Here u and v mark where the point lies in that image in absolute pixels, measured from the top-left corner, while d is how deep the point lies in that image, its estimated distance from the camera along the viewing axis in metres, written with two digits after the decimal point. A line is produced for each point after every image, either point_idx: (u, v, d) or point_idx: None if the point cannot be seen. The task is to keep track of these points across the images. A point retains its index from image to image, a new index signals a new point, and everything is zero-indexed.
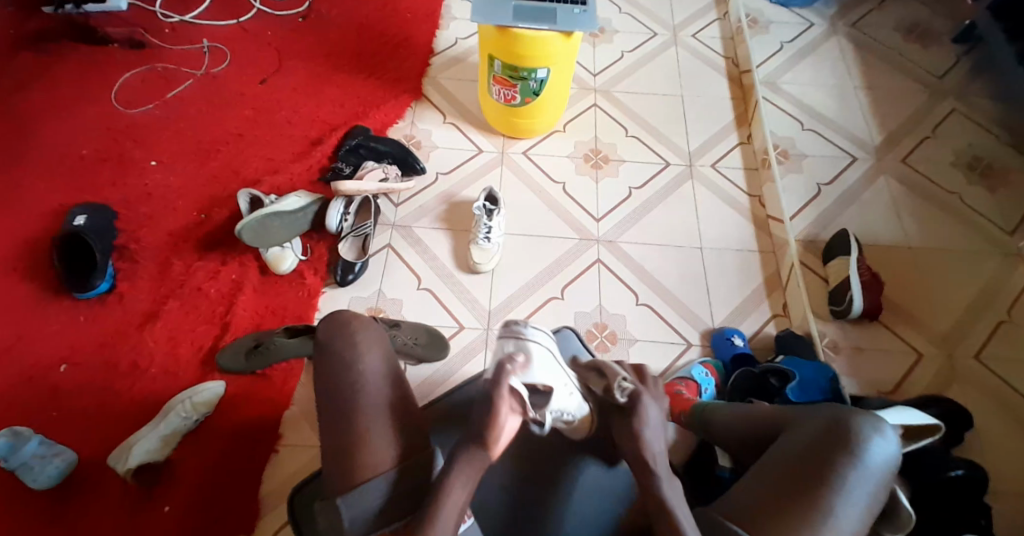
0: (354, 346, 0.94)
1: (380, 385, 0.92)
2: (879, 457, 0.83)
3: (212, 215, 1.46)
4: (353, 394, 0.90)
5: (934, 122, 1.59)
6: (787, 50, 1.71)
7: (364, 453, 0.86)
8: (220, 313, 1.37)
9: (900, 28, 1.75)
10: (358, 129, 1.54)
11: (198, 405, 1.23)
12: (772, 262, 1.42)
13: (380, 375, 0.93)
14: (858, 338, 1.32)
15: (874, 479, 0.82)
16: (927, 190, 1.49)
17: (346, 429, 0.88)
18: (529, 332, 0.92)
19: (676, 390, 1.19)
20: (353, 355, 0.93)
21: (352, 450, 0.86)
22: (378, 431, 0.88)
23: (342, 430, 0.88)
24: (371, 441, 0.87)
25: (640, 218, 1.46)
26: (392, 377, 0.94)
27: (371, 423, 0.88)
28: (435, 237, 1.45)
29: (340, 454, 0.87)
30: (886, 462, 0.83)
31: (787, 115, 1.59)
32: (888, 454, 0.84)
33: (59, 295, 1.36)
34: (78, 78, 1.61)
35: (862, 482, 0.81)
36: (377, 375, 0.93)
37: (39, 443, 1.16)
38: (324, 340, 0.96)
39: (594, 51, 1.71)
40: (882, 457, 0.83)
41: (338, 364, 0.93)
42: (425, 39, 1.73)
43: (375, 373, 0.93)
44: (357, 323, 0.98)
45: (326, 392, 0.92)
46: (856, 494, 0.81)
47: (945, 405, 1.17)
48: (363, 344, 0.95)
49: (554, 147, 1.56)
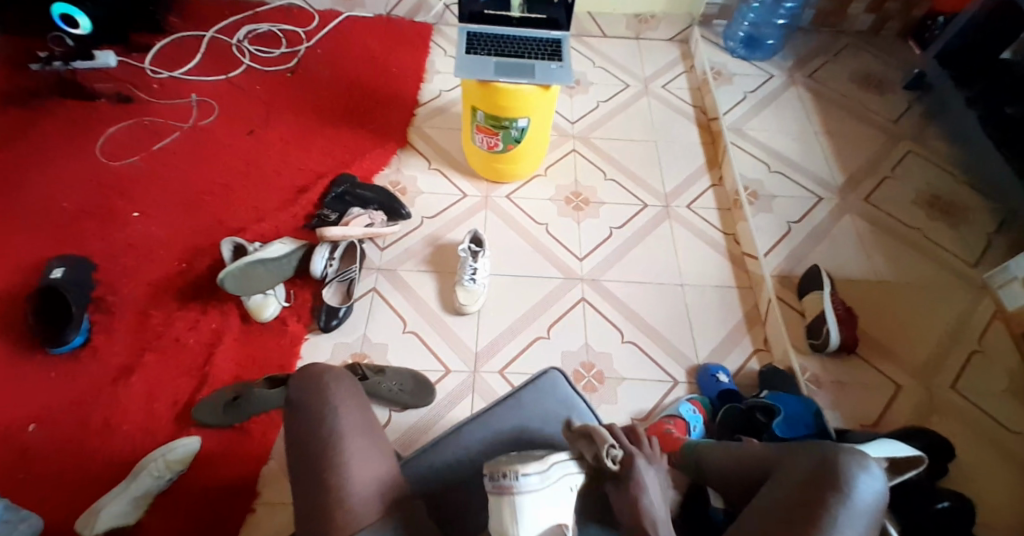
0: (329, 398, 0.88)
1: (359, 439, 0.86)
2: (867, 494, 0.81)
3: (194, 263, 1.46)
4: (328, 447, 0.85)
5: (892, 162, 1.68)
6: (751, 99, 1.82)
7: (346, 507, 0.81)
8: (199, 364, 1.34)
9: (854, 78, 1.88)
10: (344, 176, 1.57)
11: (171, 463, 1.19)
12: (751, 298, 1.46)
13: (357, 429, 0.87)
14: (838, 373, 1.34)
15: (866, 517, 0.80)
16: (891, 227, 1.56)
17: (322, 486, 0.83)
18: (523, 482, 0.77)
19: (665, 428, 1.18)
20: (329, 408, 0.87)
21: (330, 506, 0.81)
22: (356, 488, 0.83)
23: (317, 489, 0.82)
24: (352, 495, 0.82)
25: (622, 256, 1.50)
26: (371, 430, 0.88)
27: (351, 476, 0.83)
28: (420, 278, 1.46)
29: (317, 511, 0.81)
30: (875, 499, 0.82)
31: (756, 159, 1.67)
32: (876, 491, 0.82)
33: (32, 350, 1.32)
34: (63, 133, 1.62)
35: (852, 520, 0.80)
36: (355, 427, 0.87)
37: (5, 507, 1.07)
38: (295, 393, 0.90)
39: (571, 101, 1.79)
40: (869, 495, 0.81)
41: (311, 418, 0.87)
42: (409, 92, 1.79)
43: (352, 427, 0.87)
44: (332, 376, 0.91)
45: (299, 450, 0.86)
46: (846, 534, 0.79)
47: (928, 437, 1.18)
48: (338, 398, 0.89)
49: (536, 191, 1.61)
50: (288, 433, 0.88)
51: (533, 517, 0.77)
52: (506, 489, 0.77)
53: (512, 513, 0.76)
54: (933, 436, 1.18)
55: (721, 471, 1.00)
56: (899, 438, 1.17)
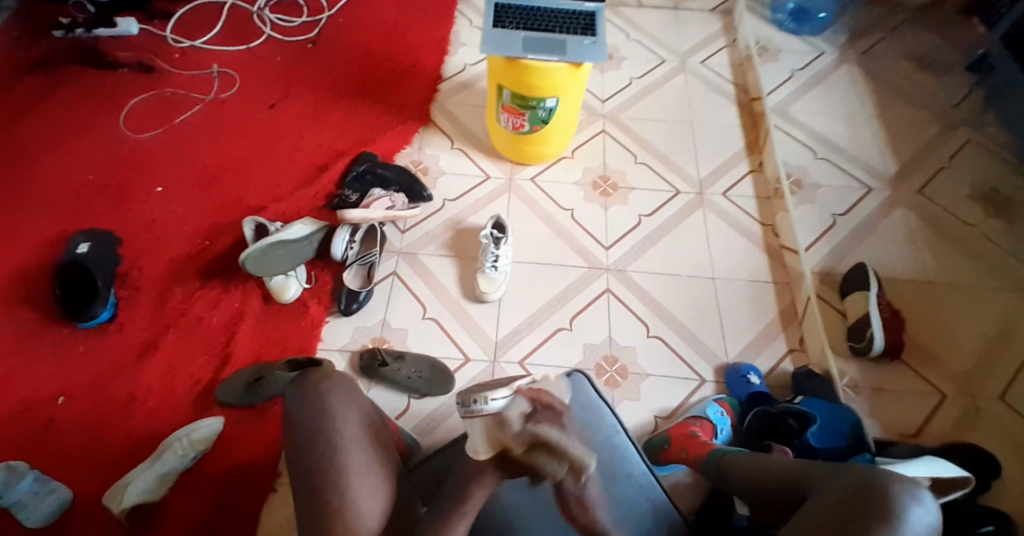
0: (326, 411, 0.86)
1: (358, 452, 0.84)
2: (918, 527, 0.72)
3: (216, 242, 1.44)
4: (326, 462, 0.83)
5: (950, 152, 1.57)
6: (797, 78, 1.71)
7: (347, 524, 0.80)
8: (220, 344, 1.33)
9: (911, 57, 1.75)
10: (365, 155, 1.53)
11: (196, 442, 1.16)
12: (787, 294, 1.39)
13: (357, 442, 0.85)
14: (878, 378, 1.27)
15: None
16: (944, 223, 1.46)
17: (321, 503, 0.81)
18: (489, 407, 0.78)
19: (690, 431, 1.14)
20: (327, 418, 0.86)
21: (329, 519, 0.80)
22: (356, 505, 0.81)
23: (316, 500, 0.81)
24: (353, 506, 0.81)
25: (650, 247, 1.44)
26: (369, 443, 0.86)
27: (349, 491, 0.81)
28: (440, 264, 1.43)
29: (316, 528, 0.80)
30: (928, 535, 0.72)
31: (799, 144, 1.58)
32: (929, 524, 0.73)
33: (57, 324, 1.33)
34: (87, 104, 1.61)
35: None
36: (353, 440, 0.85)
37: (34, 480, 1.10)
38: (291, 399, 0.89)
39: (603, 78, 1.71)
40: (919, 529, 0.72)
41: (308, 429, 0.85)
42: (433, 66, 1.73)
43: (351, 437, 0.85)
44: (327, 385, 0.89)
45: (299, 463, 0.84)
46: None
47: (968, 453, 1.12)
48: (334, 407, 0.87)
49: (563, 175, 1.55)
50: (287, 441, 0.87)
51: (501, 439, 0.81)
52: (477, 413, 0.78)
53: (482, 437, 0.79)
54: (973, 453, 1.11)
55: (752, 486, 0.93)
56: (938, 453, 1.11)
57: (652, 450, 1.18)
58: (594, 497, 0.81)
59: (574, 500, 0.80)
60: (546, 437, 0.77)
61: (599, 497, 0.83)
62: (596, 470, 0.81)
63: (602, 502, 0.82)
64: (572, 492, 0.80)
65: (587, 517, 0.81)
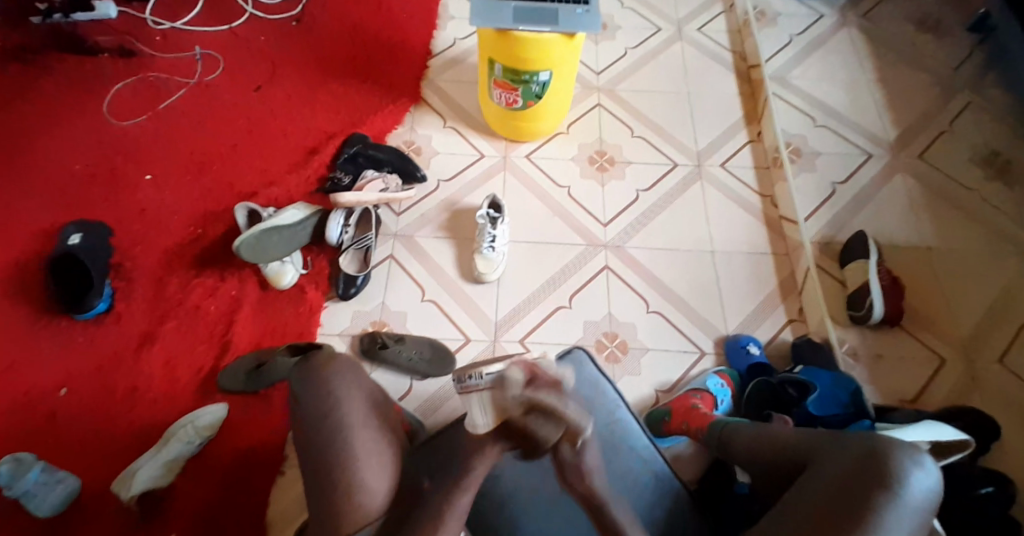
0: (329, 393, 0.86)
1: (364, 436, 0.84)
2: (918, 492, 0.76)
3: (209, 230, 1.42)
4: (332, 444, 0.83)
5: (950, 116, 1.54)
6: (796, 43, 1.68)
7: (358, 506, 0.81)
8: (219, 332, 1.31)
9: (911, 18, 1.71)
10: (355, 136, 1.50)
11: (202, 429, 1.16)
12: (786, 265, 1.38)
13: (361, 422, 0.85)
14: (878, 345, 1.27)
15: (914, 517, 0.75)
16: (944, 187, 1.44)
17: (329, 485, 0.82)
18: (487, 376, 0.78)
19: (692, 403, 1.14)
20: (332, 404, 0.85)
21: (340, 504, 0.81)
22: (366, 488, 0.82)
23: (326, 486, 0.82)
24: (363, 490, 0.82)
25: (649, 222, 1.42)
26: (374, 420, 0.87)
27: (357, 471, 0.82)
28: (437, 246, 1.41)
29: (325, 508, 0.81)
30: (927, 497, 0.76)
31: (798, 111, 1.56)
32: (928, 488, 0.76)
33: (53, 316, 1.31)
34: (70, 91, 1.57)
35: (900, 519, 0.74)
36: (358, 420, 0.85)
37: (41, 470, 1.09)
38: (296, 384, 0.89)
39: (597, 49, 1.68)
40: (921, 493, 0.76)
41: (314, 415, 0.85)
42: (421, 41, 1.69)
43: (357, 422, 0.85)
44: (333, 368, 0.89)
45: (307, 449, 0.85)
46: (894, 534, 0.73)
47: (969, 417, 1.11)
48: (339, 392, 0.87)
49: (558, 151, 1.52)
50: (294, 428, 0.87)
51: (497, 410, 0.82)
52: (471, 390, 0.80)
53: (479, 410, 0.81)
54: (974, 416, 1.11)
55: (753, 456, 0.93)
56: (940, 418, 1.11)
57: (653, 422, 1.18)
58: (591, 463, 0.79)
59: (571, 466, 0.79)
60: (550, 406, 0.74)
61: (598, 466, 0.80)
62: (594, 435, 0.80)
63: (599, 472, 0.80)
64: (570, 459, 0.78)
65: (584, 485, 0.80)
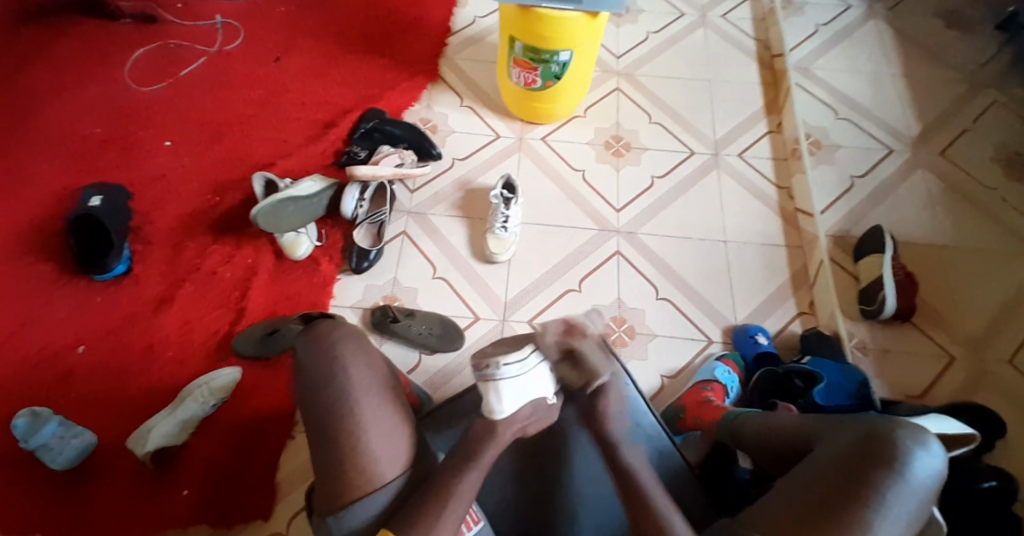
0: (338, 360, 0.88)
1: (369, 400, 0.86)
2: (922, 474, 0.77)
3: (226, 198, 1.44)
4: (340, 408, 0.85)
5: (975, 112, 1.51)
6: (822, 33, 1.66)
7: (362, 468, 0.83)
8: (234, 298, 1.33)
9: (941, 12, 1.68)
10: (373, 112, 1.51)
11: (215, 391, 1.19)
12: (799, 258, 1.37)
13: (368, 388, 0.87)
14: (889, 340, 1.27)
15: (918, 498, 0.76)
16: (964, 184, 1.42)
17: (335, 448, 0.83)
18: (501, 372, 0.84)
19: (704, 397, 1.14)
20: (337, 369, 0.87)
21: (344, 465, 0.83)
22: (370, 450, 0.83)
23: (331, 448, 0.84)
24: (367, 451, 0.83)
25: (663, 208, 1.42)
26: (382, 389, 0.88)
27: (363, 437, 0.84)
28: (450, 224, 1.42)
29: (331, 470, 0.83)
30: (931, 479, 0.77)
31: (820, 103, 1.54)
32: (933, 470, 0.77)
33: (73, 276, 1.34)
34: (94, 56, 1.60)
35: (904, 499, 0.75)
36: (364, 386, 0.87)
37: (57, 425, 1.13)
38: (303, 350, 0.91)
39: (618, 32, 1.66)
40: (925, 474, 0.77)
41: (319, 379, 0.87)
42: (442, 18, 1.69)
43: (361, 387, 0.87)
44: (339, 335, 0.91)
45: (312, 412, 0.87)
46: (897, 511, 0.75)
47: (976, 413, 1.11)
48: (345, 357, 0.88)
49: (574, 133, 1.52)
50: (299, 391, 0.89)
51: (511, 396, 0.85)
52: (487, 377, 0.84)
53: (494, 394, 0.85)
54: (981, 412, 1.11)
55: (760, 441, 0.94)
56: (946, 413, 1.11)
57: (668, 420, 1.18)
58: (613, 410, 0.88)
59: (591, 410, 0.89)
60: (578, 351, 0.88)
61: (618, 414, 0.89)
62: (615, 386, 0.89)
63: (619, 419, 0.89)
64: (591, 403, 0.90)
65: (602, 431, 0.87)
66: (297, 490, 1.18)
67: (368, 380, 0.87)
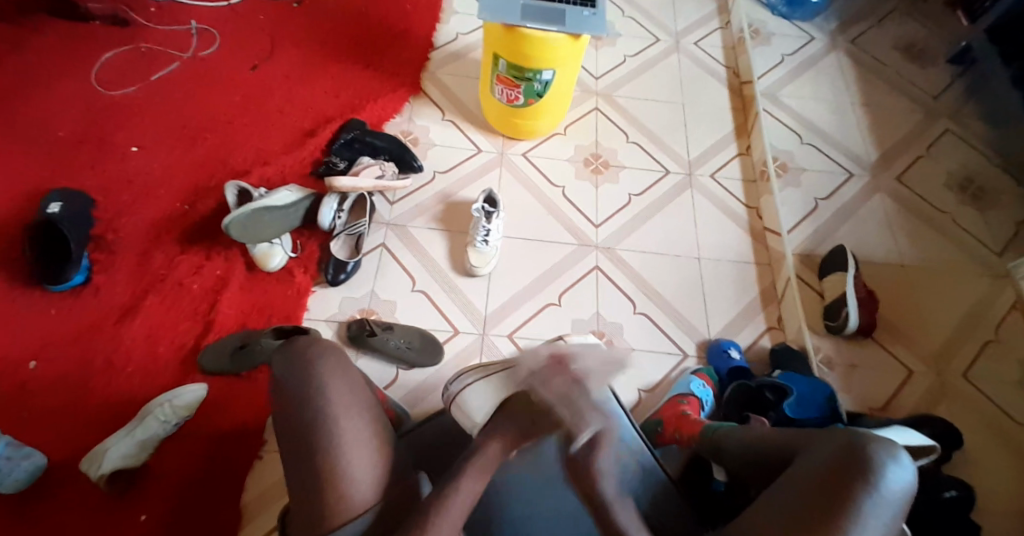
0: (316, 378, 0.82)
1: (349, 417, 0.80)
2: (893, 485, 0.77)
3: (197, 206, 1.39)
4: (317, 431, 0.78)
5: (929, 142, 1.62)
6: (788, 63, 1.75)
7: (342, 491, 0.76)
8: (203, 310, 1.29)
9: (896, 47, 1.80)
10: (354, 122, 1.50)
11: (179, 409, 1.14)
12: (768, 275, 1.43)
13: (347, 406, 0.81)
14: (852, 355, 1.32)
15: (890, 510, 0.77)
16: (920, 209, 1.51)
17: (314, 471, 0.77)
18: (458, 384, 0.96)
19: (682, 410, 1.15)
20: (316, 385, 0.81)
21: (324, 489, 0.76)
22: (351, 470, 0.77)
23: (310, 472, 0.77)
24: (349, 472, 0.77)
25: (638, 226, 1.45)
26: (361, 407, 0.82)
27: (343, 456, 0.77)
28: (430, 237, 1.42)
29: (311, 494, 0.76)
30: (902, 489, 0.78)
31: (787, 128, 1.62)
32: (903, 481, 0.78)
33: (27, 285, 1.27)
34: (56, 56, 1.53)
35: (878, 509, 0.76)
36: (343, 405, 0.81)
37: (7, 444, 1.05)
38: (280, 367, 0.84)
39: (597, 54, 1.71)
40: (896, 485, 0.78)
41: (297, 398, 0.80)
42: (424, 33, 1.70)
43: (341, 405, 0.80)
44: (318, 351, 0.85)
45: (290, 435, 0.80)
46: (870, 523, 0.75)
47: (938, 425, 1.17)
48: (325, 372, 0.82)
49: (553, 151, 1.55)
50: (276, 410, 0.83)
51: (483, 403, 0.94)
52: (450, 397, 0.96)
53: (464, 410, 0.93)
54: (942, 424, 1.17)
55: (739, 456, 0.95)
56: (910, 425, 1.17)
57: (647, 433, 1.19)
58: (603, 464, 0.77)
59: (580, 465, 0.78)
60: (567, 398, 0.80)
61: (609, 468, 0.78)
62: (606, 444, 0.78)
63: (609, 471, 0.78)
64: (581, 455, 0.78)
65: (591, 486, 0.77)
66: (265, 511, 1.13)
67: (348, 397, 0.81)
